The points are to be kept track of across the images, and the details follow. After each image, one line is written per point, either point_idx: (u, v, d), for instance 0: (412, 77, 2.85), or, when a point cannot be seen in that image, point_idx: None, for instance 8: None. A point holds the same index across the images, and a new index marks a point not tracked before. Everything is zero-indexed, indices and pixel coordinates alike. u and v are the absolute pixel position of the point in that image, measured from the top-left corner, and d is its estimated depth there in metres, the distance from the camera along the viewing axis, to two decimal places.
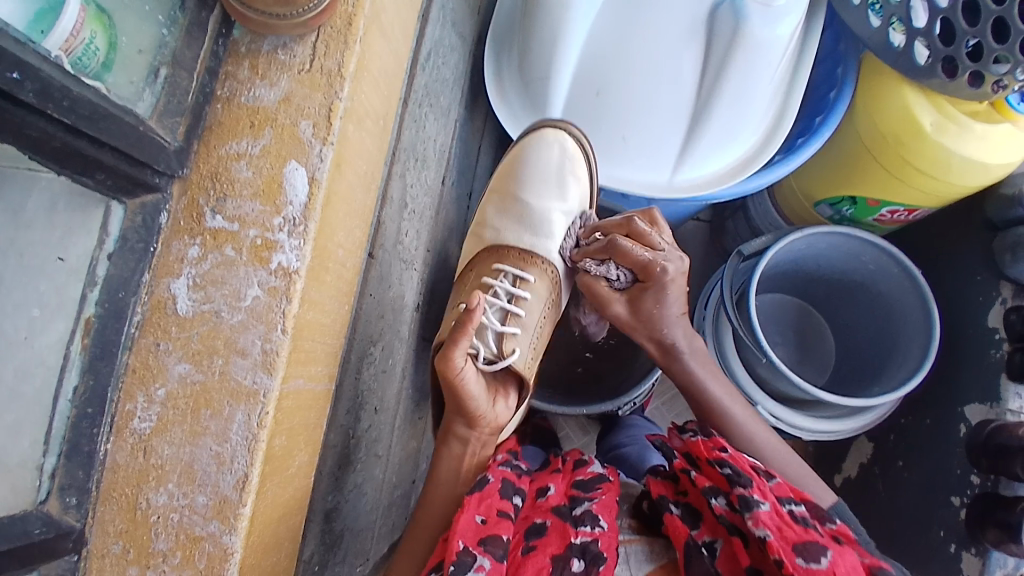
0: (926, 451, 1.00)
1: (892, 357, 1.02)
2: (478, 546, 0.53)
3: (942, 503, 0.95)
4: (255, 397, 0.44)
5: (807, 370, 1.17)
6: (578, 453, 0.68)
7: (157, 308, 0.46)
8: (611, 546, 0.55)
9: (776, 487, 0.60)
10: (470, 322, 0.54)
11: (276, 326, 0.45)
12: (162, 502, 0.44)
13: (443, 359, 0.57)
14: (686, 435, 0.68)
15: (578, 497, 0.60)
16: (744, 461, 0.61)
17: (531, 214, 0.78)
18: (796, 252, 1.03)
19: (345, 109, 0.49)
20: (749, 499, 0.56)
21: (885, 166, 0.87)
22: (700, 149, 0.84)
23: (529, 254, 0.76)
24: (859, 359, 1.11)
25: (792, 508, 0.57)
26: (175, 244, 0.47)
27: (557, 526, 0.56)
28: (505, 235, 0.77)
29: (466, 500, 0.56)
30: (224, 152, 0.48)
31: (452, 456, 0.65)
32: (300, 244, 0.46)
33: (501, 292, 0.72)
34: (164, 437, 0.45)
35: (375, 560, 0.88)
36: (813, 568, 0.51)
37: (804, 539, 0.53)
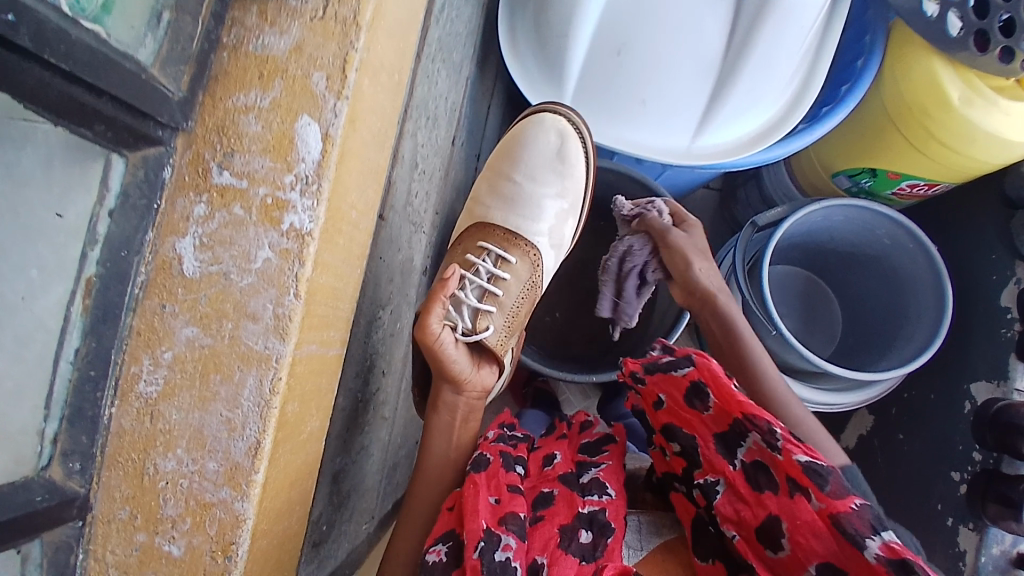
0: (929, 425, 1.01)
1: (900, 333, 1.01)
2: (500, 525, 0.51)
3: (942, 478, 0.96)
4: (267, 362, 0.43)
5: (813, 341, 1.16)
6: (583, 415, 0.67)
7: (162, 269, 0.44)
8: (619, 516, 0.54)
9: (721, 423, 0.60)
10: (440, 289, 0.56)
11: (289, 290, 0.43)
12: (171, 468, 0.43)
13: (419, 327, 0.56)
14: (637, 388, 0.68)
15: (586, 463, 0.60)
16: (682, 409, 0.63)
17: (520, 196, 0.77)
18: (811, 224, 1.01)
19: (360, 61, 0.46)
20: (706, 490, 0.60)
21: (909, 138, 0.84)
22: (721, 115, 0.80)
23: (513, 236, 0.75)
24: (865, 332, 1.10)
25: (741, 458, 0.58)
26: (180, 201, 0.44)
27: (563, 494, 0.56)
28: (493, 214, 0.77)
29: (475, 480, 0.54)
30: (231, 105, 0.45)
31: (444, 424, 0.62)
32: (313, 205, 0.44)
33: (485, 273, 0.71)
34: (172, 402, 0.43)
35: (380, 518, 0.89)
36: (780, 556, 0.54)
37: (761, 515, 0.56)
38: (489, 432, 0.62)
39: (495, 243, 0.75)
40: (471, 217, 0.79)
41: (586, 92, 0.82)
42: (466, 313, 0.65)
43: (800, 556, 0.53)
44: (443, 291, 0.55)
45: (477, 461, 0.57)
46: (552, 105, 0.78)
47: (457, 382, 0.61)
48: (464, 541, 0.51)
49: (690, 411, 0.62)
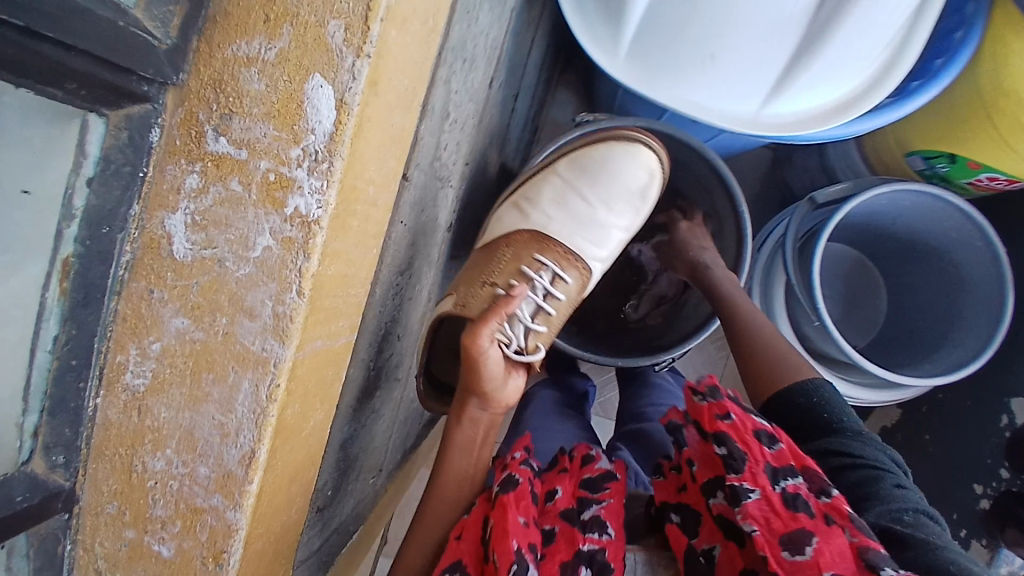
0: (962, 433, 0.95)
1: (949, 333, 0.93)
2: (528, 548, 0.49)
3: (962, 486, 0.95)
4: (265, 366, 0.38)
5: (848, 328, 1.06)
6: (585, 448, 0.62)
7: (149, 248, 0.38)
8: (619, 556, 0.51)
9: (776, 457, 0.55)
10: (504, 305, 0.56)
11: (291, 286, 0.38)
12: (160, 468, 0.40)
13: (470, 334, 0.53)
14: (697, 399, 0.60)
15: (588, 499, 0.55)
16: (746, 430, 0.57)
17: (590, 216, 0.69)
18: (874, 207, 0.91)
19: (387, 9, 0.38)
20: (738, 490, 0.53)
21: (1000, 130, 0.72)
22: (800, 83, 0.69)
23: (573, 255, 0.68)
24: (908, 325, 1.01)
25: (786, 484, 0.53)
26: (170, 168, 0.38)
27: (565, 533, 0.52)
28: (552, 227, 0.68)
29: (505, 501, 0.51)
30: (229, 55, 0.37)
31: (467, 438, 0.58)
32: (323, 187, 0.37)
33: (539, 291, 0.65)
34: (161, 398, 0.39)
35: (388, 472, 0.87)
36: (798, 562, 0.48)
37: (790, 527, 0.50)
38: (514, 453, 0.58)
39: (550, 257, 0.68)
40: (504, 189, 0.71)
41: (645, 42, 0.71)
42: (520, 332, 0.60)
43: (819, 563, 0.47)
44: (505, 308, 0.55)
45: (505, 482, 0.54)
46: (631, 131, 0.70)
47: (487, 397, 0.57)
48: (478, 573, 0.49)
49: (755, 439, 0.56)
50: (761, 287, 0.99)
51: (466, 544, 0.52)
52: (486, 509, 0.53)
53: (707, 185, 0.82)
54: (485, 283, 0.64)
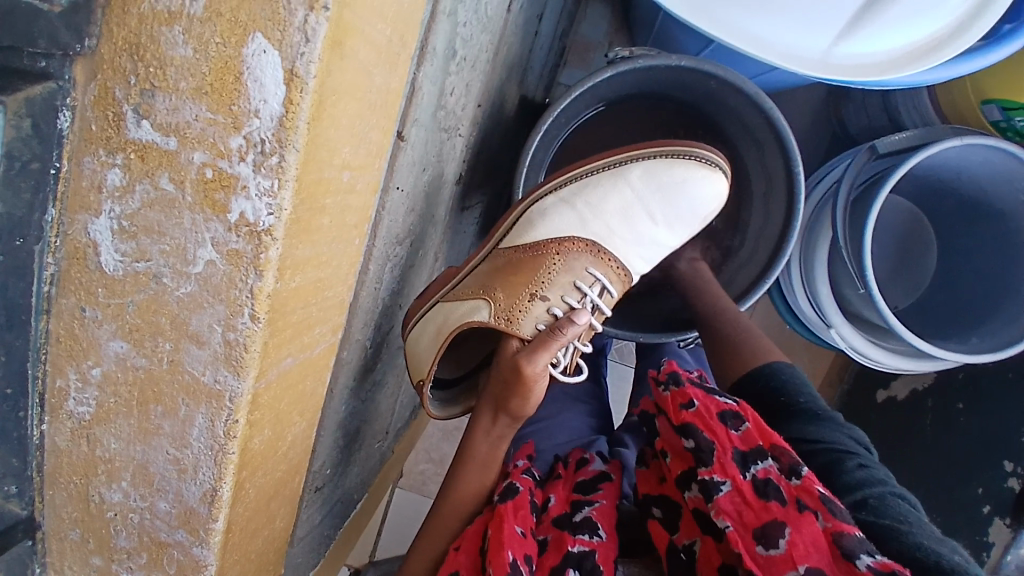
0: (1003, 408, 0.87)
1: (1006, 299, 0.82)
2: (524, 559, 0.44)
3: (991, 464, 0.88)
4: (220, 400, 0.32)
5: (892, 288, 0.95)
6: (580, 454, 0.62)
7: (75, 257, 0.31)
8: (609, 558, 0.47)
9: (744, 439, 0.51)
10: (566, 330, 0.50)
11: (242, 310, 0.31)
12: (118, 499, 0.35)
13: (527, 360, 0.49)
14: (659, 388, 0.58)
15: (579, 501, 0.52)
16: (710, 414, 0.53)
17: (649, 234, 0.59)
18: (941, 159, 0.80)
19: None
20: (708, 485, 0.49)
21: None
22: (889, 12, 0.57)
23: (624, 273, 0.59)
24: (958, 295, 0.89)
25: (756, 469, 0.49)
26: (87, 160, 0.30)
27: (555, 539, 0.49)
28: (610, 243, 0.58)
29: (501, 511, 0.47)
30: (147, 10, 0.28)
31: (486, 450, 0.54)
32: (273, 188, 0.29)
33: (586, 304, 0.57)
34: (108, 429, 0.34)
35: (396, 431, 0.84)
36: (772, 557, 0.45)
37: (763, 519, 0.46)
38: (517, 463, 0.57)
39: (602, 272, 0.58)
40: None
41: None
42: (568, 351, 0.55)
43: (793, 556, 0.44)
44: (565, 334, 0.49)
45: (505, 490, 0.50)
46: (699, 147, 0.58)
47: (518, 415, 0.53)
48: None
49: (719, 423, 0.52)
50: (801, 247, 0.88)
51: (464, 556, 0.47)
52: (486, 519, 0.49)
53: (755, 139, 0.70)
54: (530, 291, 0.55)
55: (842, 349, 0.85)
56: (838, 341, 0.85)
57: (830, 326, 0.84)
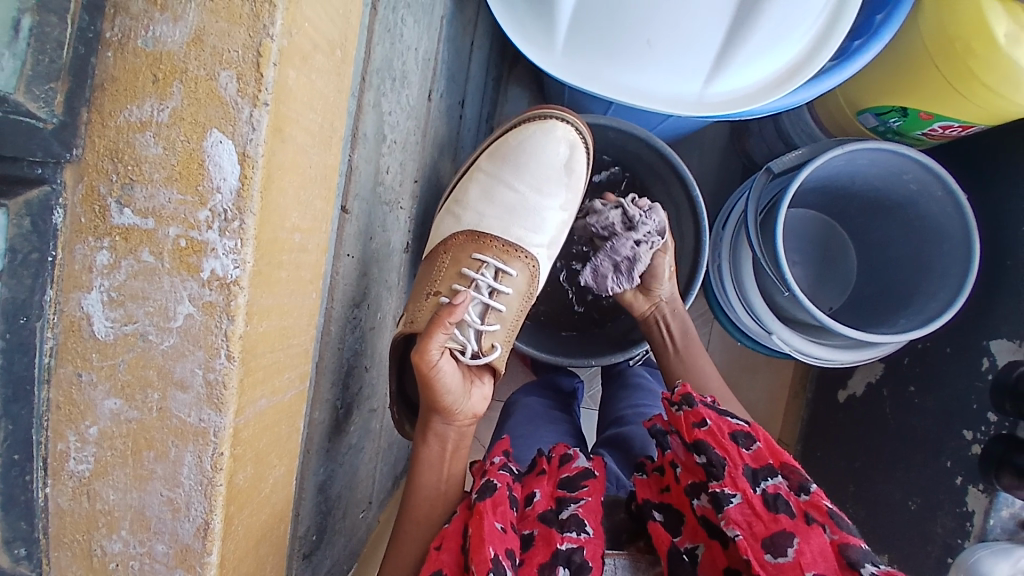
0: (949, 377, 0.89)
1: (924, 281, 0.88)
2: (506, 554, 0.50)
3: (952, 433, 0.87)
4: (205, 437, 0.37)
5: (824, 291, 1.03)
6: (562, 447, 0.62)
7: (71, 330, 0.38)
8: (596, 554, 0.52)
9: (754, 456, 0.56)
10: (447, 313, 0.51)
11: (219, 352, 0.36)
12: (119, 549, 0.40)
13: (419, 354, 0.53)
14: (673, 409, 0.62)
15: (566, 498, 0.56)
16: (722, 433, 0.57)
17: (522, 206, 0.68)
18: (831, 170, 0.88)
19: (280, 51, 0.36)
20: (720, 496, 0.54)
21: (947, 79, 0.71)
22: (740, 56, 0.67)
23: (513, 247, 0.67)
24: (882, 286, 0.97)
25: (766, 485, 0.54)
26: (79, 248, 0.37)
27: (543, 534, 0.53)
28: (488, 223, 0.68)
29: (480, 508, 0.52)
30: (122, 122, 0.36)
31: (433, 456, 0.60)
32: (238, 246, 0.36)
33: (481, 287, 0.64)
34: (107, 481, 0.39)
35: (381, 498, 0.86)
36: (781, 564, 0.50)
37: (772, 530, 0.51)
38: (493, 458, 0.59)
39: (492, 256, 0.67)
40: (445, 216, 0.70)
41: (580, 35, 0.68)
42: (472, 335, 0.61)
43: (801, 563, 0.49)
44: (452, 317, 0.51)
45: (482, 487, 0.55)
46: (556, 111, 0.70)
47: (449, 412, 0.58)
48: None
49: (731, 441, 0.56)
50: (731, 263, 0.95)
51: (447, 554, 0.52)
52: (466, 517, 0.54)
53: (656, 170, 0.81)
54: (433, 296, 0.63)
55: (786, 351, 0.89)
56: (782, 346, 0.89)
57: (772, 333, 0.89)
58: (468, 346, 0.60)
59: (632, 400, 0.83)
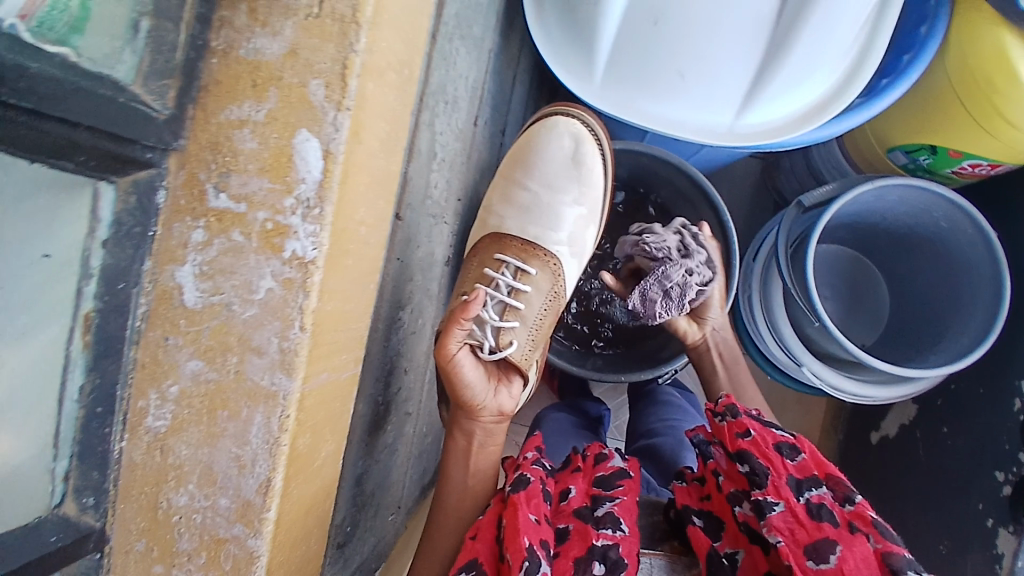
0: (979, 417, 0.87)
1: (954, 319, 0.90)
2: (541, 544, 0.52)
3: (985, 474, 0.84)
4: (274, 399, 0.41)
5: (855, 327, 1.05)
6: (598, 447, 0.65)
7: (162, 299, 0.43)
8: (632, 552, 0.54)
9: (799, 467, 0.57)
10: (467, 310, 0.55)
11: (293, 323, 0.41)
12: (184, 503, 0.44)
13: (438, 349, 0.57)
14: (717, 419, 0.66)
15: (600, 496, 0.58)
16: (766, 444, 0.59)
17: (539, 206, 0.75)
18: (862, 205, 0.91)
19: (362, 65, 0.42)
20: (762, 504, 0.55)
21: (973, 117, 0.74)
22: (768, 93, 0.72)
23: (531, 246, 0.73)
24: (913, 323, 0.98)
25: (810, 495, 0.55)
26: (176, 226, 0.42)
27: (578, 529, 0.56)
28: (508, 224, 0.74)
29: (515, 500, 0.55)
30: (223, 119, 0.42)
31: (459, 452, 0.63)
32: (317, 230, 0.41)
33: (501, 286, 0.69)
34: (180, 437, 0.43)
35: (409, 505, 0.88)
36: (822, 569, 0.51)
37: (815, 537, 0.52)
38: (526, 454, 0.63)
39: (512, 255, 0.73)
40: (484, 227, 0.76)
41: (618, 69, 0.74)
42: (489, 331, 0.64)
43: (843, 569, 0.50)
44: (466, 315, 0.55)
45: (516, 482, 0.58)
46: (570, 108, 0.77)
47: (474, 410, 0.61)
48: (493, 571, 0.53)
49: (775, 452, 0.59)
50: (760, 293, 0.96)
51: (481, 543, 0.55)
52: (500, 510, 0.57)
53: (689, 199, 0.86)
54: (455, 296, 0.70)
55: (814, 384, 0.89)
56: (812, 379, 0.89)
57: (802, 365, 0.89)
58: (485, 341, 0.63)
59: (661, 416, 0.89)
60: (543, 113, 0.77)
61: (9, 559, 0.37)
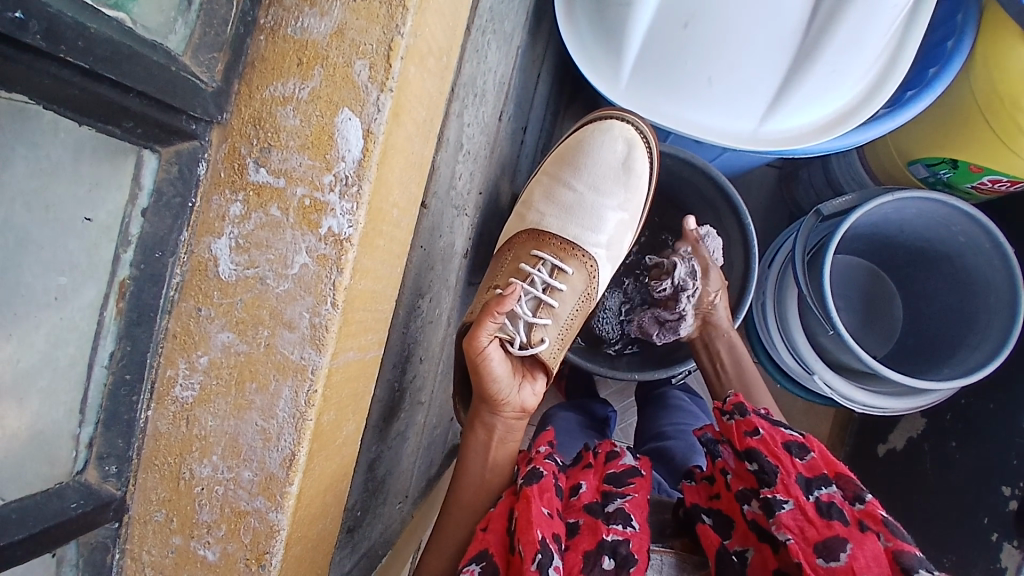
0: (990, 435, 0.87)
1: (969, 333, 0.90)
2: (551, 536, 0.53)
3: (991, 490, 0.85)
4: (303, 373, 0.42)
5: (868, 339, 1.05)
6: (609, 444, 0.66)
7: (197, 270, 0.43)
8: (642, 547, 0.55)
9: (808, 467, 0.58)
10: (501, 305, 0.56)
11: (326, 299, 0.41)
12: (207, 474, 0.44)
13: (468, 339, 0.58)
14: (725, 418, 0.66)
15: (611, 493, 0.59)
16: (775, 443, 0.60)
17: (582, 207, 0.80)
18: (880, 217, 0.91)
19: (406, 48, 0.42)
20: (772, 502, 0.56)
21: (996, 132, 0.74)
22: (794, 100, 0.72)
23: (570, 246, 0.78)
24: (927, 337, 0.98)
25: (819, 494, 0.55)
26: (215, 199, 0.43)
27: (588, 523, 0.56)
28: (547, 221, 0.79)
29: (528, 493, 0.55)
30: (267, 95, 0.43)
31: (478, 446, 0.64)
32: (353, 208, 0.41)
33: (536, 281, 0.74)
34: (207, 408, 0.44)
35: (415, 496, 0.88)
36: (832, 567, 0.51)
37: (825, 535, 0.53)
38: (539, 448, 0.63)
39: (550, 252, 0.78)
40: (520, 220, 0.82)
41: (645, 69, 0.75)
42: (521, 326, 0.68)
43: (854, 567, 0.50)
44: (501, 309, 0.56)
45: (529, 474, 0.58)
46: (619, 113, 0.81)
47: (497, 405, 0.62)
48: (502, 562, 0.53)
49: (783, 450, 0.59)
50: (775, 301, 0.96)
51: (493, 534, 0.56)
52: (512, 502, 0.58)
53: (710, 202, 0.87)
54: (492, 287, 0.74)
55: (825, 393, 0.89)
56: (823, 387, 0.89)
57: (814, 373, 0.89)
58: (514, 336, 0.67)
59: (672, 420, 0.89)
60: (595, 116, 0.81)
61: (31, 521, 0.38)
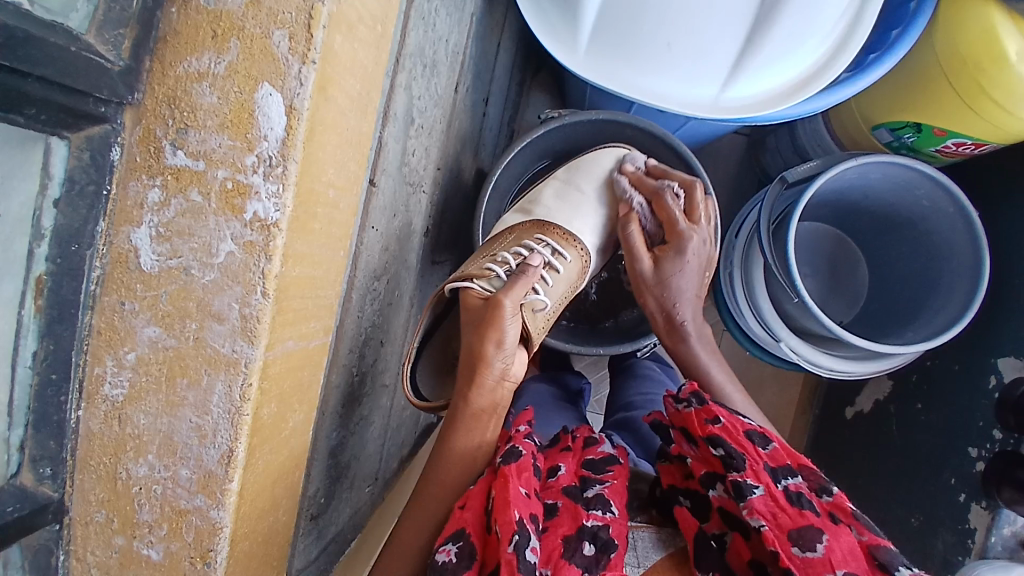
0: (955, 396, 0.88)
1: (932, 296, 0.90)
2: (530, 517, 0.52)
3: (956, 450, 0.86)
4: (236, 367, 0.40)
5: (833, 304, 1.05)
6: (587, 430, 0.67)
7: (119, 262, 0.41)
8: (621, 533, 0.54)
9: (772, 455, 0.57)
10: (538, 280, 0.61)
11: (255, 289, 0.39)
12: (143, 473, 0.42)
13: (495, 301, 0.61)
14: (680, 407, 0.63)
15: (589, 478, 0.59)
16: (737, 430, 0.58)
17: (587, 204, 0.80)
18: (843, 183, 0.90)
19: (329, 15, 0.39)
20: (743, 486, 0.54)
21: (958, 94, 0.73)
22: (754, 65, 0.70)
23: (571, 236, 0.77)
24: (891, 301, 0.99)
25: (787, 482, 0.55)
26: (133, 185, 0.40)
27: (568, 506, 0.56)
28: (554, 215, 0.78)
29: (505, 472, 0.54)
30: (181, 72, 0.39)
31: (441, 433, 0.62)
32: (279, 190, 0.39)
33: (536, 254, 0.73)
34: (139, 406, 0.42)
35: (385, 478, 0.88)
36: (809, 557, 0.50)
37: (799, 523, 0.51)
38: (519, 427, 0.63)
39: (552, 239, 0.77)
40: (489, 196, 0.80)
41: (603, 35, 0.71)
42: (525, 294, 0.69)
43: (831, 560, 0.49)
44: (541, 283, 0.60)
45: (507, 453, 0.58)
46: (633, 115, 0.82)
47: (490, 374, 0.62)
48: (478, 542, 0.53)
49: (748, 439, 0.58)
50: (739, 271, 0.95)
51: (471, 512, 0.55)
52: (490, 481, 0.57)
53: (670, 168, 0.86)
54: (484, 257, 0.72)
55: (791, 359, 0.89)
56: (789, 354, 0.88)
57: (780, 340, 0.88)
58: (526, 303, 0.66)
59: (639, 390, 0.89)
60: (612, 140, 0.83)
61: None
